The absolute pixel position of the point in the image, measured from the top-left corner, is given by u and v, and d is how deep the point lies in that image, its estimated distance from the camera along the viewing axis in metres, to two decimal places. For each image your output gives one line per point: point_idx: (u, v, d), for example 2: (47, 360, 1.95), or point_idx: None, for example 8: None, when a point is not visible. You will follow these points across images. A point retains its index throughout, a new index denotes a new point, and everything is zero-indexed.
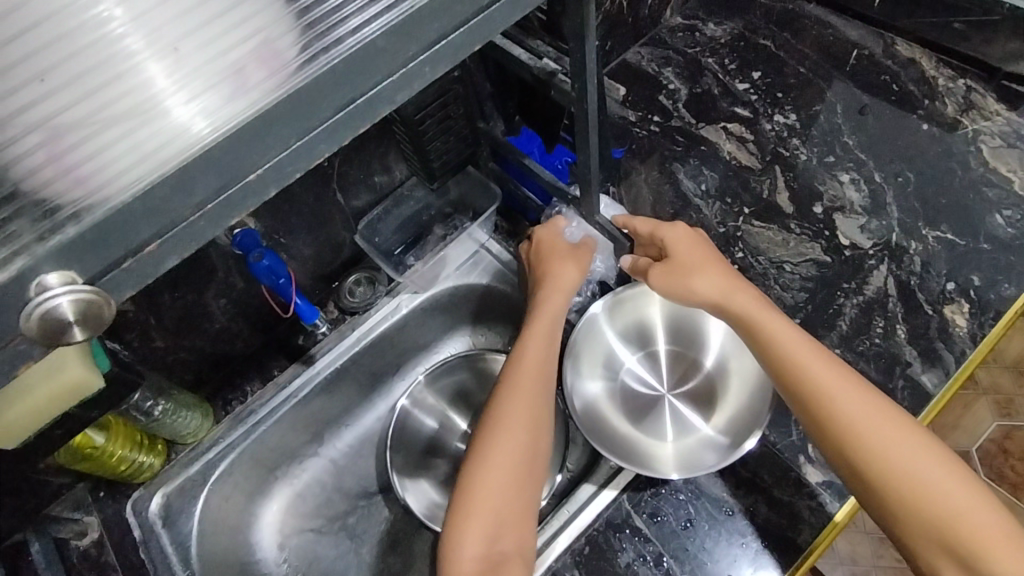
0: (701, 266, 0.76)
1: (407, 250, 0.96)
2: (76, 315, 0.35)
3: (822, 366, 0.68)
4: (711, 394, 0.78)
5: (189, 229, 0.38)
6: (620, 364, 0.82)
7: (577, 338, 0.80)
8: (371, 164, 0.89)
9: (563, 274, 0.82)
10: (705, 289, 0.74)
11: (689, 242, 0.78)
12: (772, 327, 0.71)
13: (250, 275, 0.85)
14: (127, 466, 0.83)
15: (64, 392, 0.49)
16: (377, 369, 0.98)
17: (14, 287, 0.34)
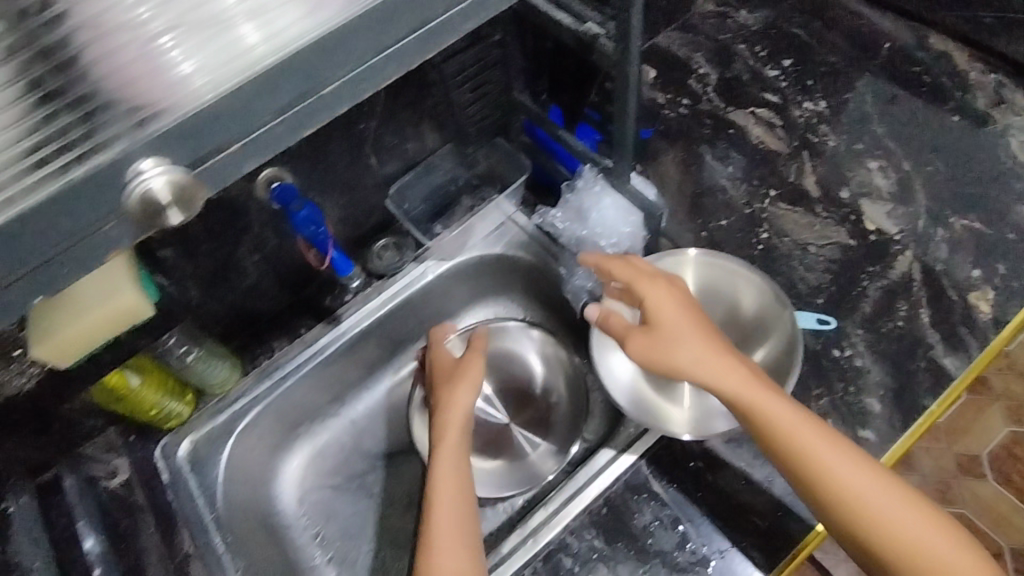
0: (685, 335, 0.69)
1: (436, 219, 0.97)
2: (172, 196, 0.39)
3: (821, 444, 0.64)
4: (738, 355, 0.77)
5: (268, 133, 0.42)
6: None
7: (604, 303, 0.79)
8: (404, 132, 0.88)
9: (455, 397, 0.81)
10: (691, 365, 0.68)
11: (675, 304, 0.71)
12: (768, 407, 0.66)
13: (284, 231, 0.87)
14: (158, 411, 0.85)
15: (110, 309, 0.51)
16: (400, 334, 1.00)
17: (117, 170, 0.37)
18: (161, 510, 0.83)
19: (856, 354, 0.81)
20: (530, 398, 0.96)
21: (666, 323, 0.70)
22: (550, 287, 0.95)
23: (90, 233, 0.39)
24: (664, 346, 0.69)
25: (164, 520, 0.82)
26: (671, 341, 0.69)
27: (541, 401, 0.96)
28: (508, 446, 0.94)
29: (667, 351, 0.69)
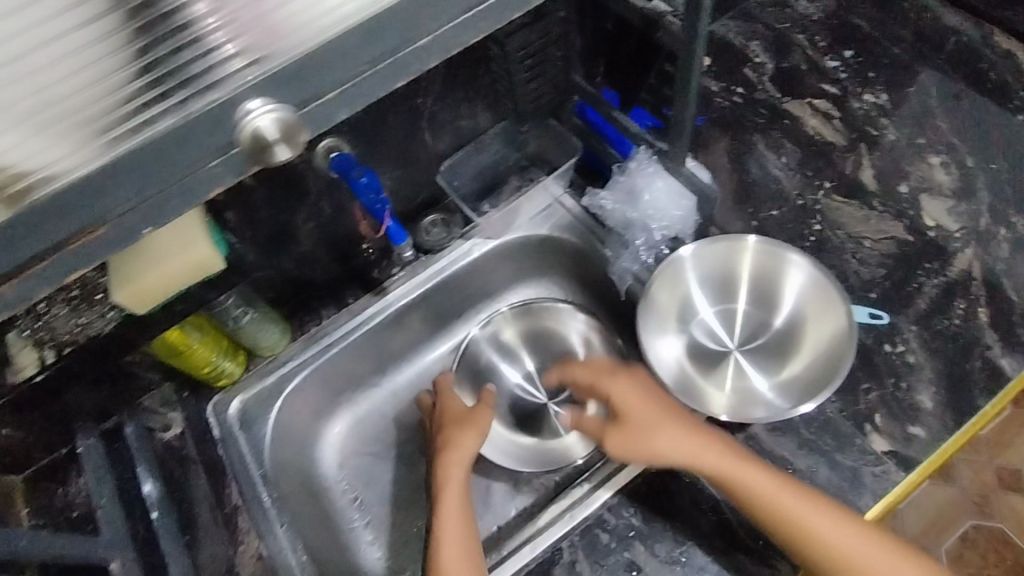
0: (659, 422, 0.69)
1: (483, 199, 0.99)
2: (281, 132, 0.40)
3: (808, 513, 0.64)
4: (789, 340, 0.76)
5: (361, 85, 0.43)
6: (698, 308, 0.79)
7: (658, 283, 0.77)
8: (459, 109, 0.89)
9: (463, 441, 0.80)
10: (669, 450, 0.68)
11: (646, 393, 0.72)
12: (748, 484, 0.66)
13: (338, 202, 0.89)
14: (211, 368, 0.88)
15: (186, 259, 0.54)
16: (443, 309, 1.01)
17: (227, 111, 0.39)
18: (212, 464, 0.86)
19: (908, 350, 0.79)
20: None
21: (640, 414, 0.71)
22: (594, 269, 0.95)
23: (198, 168, 0.40)
24: (640, 436, 0.70)
25: (215, 472, 0.86)
26: (646, 431, 0.70)
27: None
28: (544, 424, 0.95)
29: (644, 442, 0.69)
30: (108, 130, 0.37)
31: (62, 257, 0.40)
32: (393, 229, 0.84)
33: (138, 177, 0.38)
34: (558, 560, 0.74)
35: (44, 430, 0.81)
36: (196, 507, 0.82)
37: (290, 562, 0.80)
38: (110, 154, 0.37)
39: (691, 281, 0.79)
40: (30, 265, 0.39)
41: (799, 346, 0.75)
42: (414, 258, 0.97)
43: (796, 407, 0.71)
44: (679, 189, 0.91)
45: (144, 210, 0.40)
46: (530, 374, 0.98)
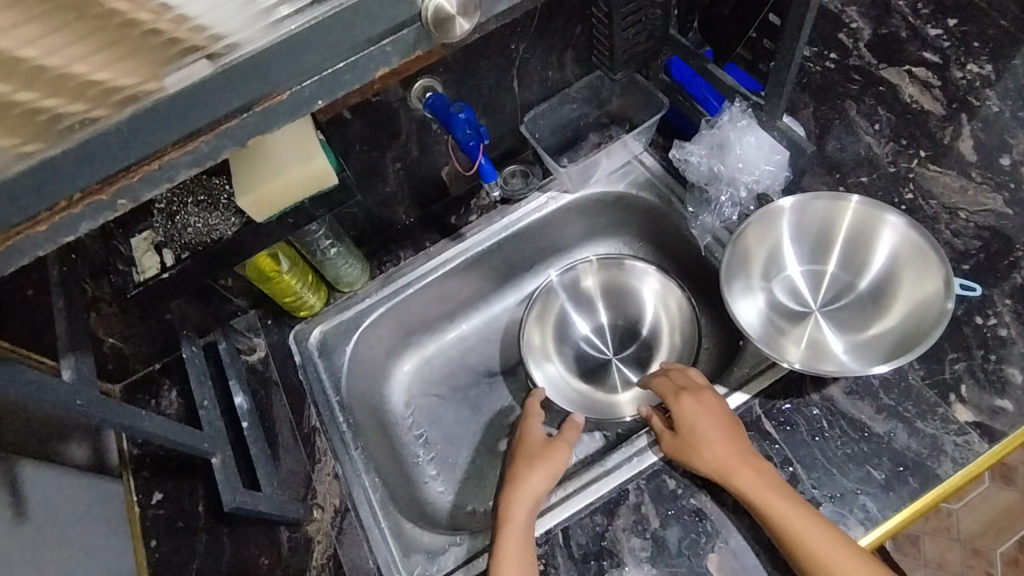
0: (711, 437, 0.72)
1: (563, 153, 0.99)
2: (458, 6, 0.33)
3: (834, 551, 0.64)
4: (878, 302, 0.75)
5: None
6: (786, 262, 0.79)
7: (749, 233, 0.77)
8: (550, 58, 0.89)
9: (533, 479, 0.75)
10: (711, 464, 0.71)
11: (708, 414, 0.73)
12: (783, 511, 0.66)
13: (426, 144, 0.90)
14: (296, 298, 0.91)
15: (304, 170, 0.56)
16: (513, 261, 1.02)
17: None
18: (291, 387, 0.91)
19: (1000, 324, 0.77)
20: (634, 335, 0.98)
21: (694, 430, 0.73)
22: (671, 229, 0.95)
23: (375, 43, 0.33)
24: (687, 448, 0.73)
25: (295, 396, 0.90)
26: (694, 443, 0.72)
27: (646, 340, 0.97)
28: (606, 377, 0.96)
29: (689, 452, 0.72)
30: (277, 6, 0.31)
31: (248, 119, 0.33)
32: (484, 167, 0.87)
33: (317, 49, 0.32)
34: (623, 502, 0.75)
35: (150, 343, 0.88)
36: (278, 425, 0.87)
37: (363, 483, 0.84)
38: (280, 32, 0.31)
39: (783, 233, 0.78)
40: (216, 124, 0.33)
41: (887, 307, 0.74)
42: (501, 199, 0.98)
43: (871, 366, 0.70)
44: (771, 143, 0.89)
45: (323, 80, 0.33)
46: (600, 327, 0.99)
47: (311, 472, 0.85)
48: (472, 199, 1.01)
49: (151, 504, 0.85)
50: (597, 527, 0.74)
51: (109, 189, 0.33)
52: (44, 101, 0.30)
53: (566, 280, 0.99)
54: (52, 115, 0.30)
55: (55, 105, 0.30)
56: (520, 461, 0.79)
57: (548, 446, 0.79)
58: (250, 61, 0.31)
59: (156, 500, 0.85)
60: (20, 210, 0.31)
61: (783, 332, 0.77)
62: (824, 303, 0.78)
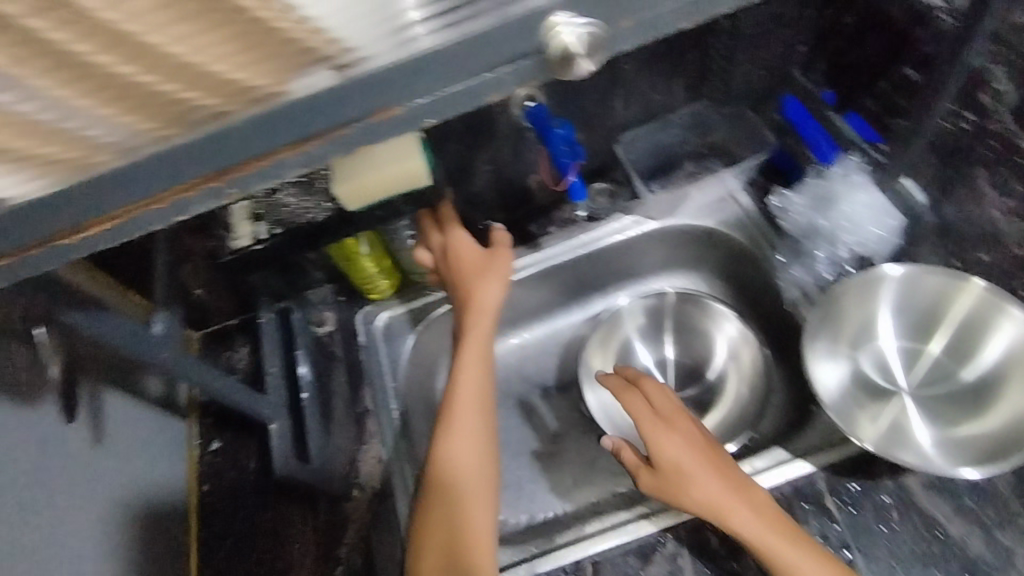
0: (698, 474, 0.67)
1: (653, 178, 0.97)
2: (586, 48, 0.32)
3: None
4: (978, 401, 0.68)
5: (665, 17, 0.33)
6: (882, 334, 0.74)
7: (847, 295, 0.73)
8: (658, 81, 0.86)
9: (487, 296, 0.82)
10: (705, 503, 0.66)
11: (691, 450, 0.69)
12: (773, 543, 0.63)
13: (519, 149, 0.89)
14: (372, 281, 0.94)
15: (400, 167, 0.57)
16: (586, 278, 1.00)
17: (532, 25, 0.31)
18: (352, 364, 0.93)
19: None
20: (698, 377, 0.94)
21: (680, 468, 0.69)
22: (755, 274, 0.91)
23: (493, 69, 0.32)
24: (675, 490, 0.68)
25: (354, 374, 0.92)
26: (682, 483, 0.67)
27: (710, 383, 0.93)
28: None
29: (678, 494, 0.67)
30: (411, 26, 0.32)
31: (360, 128, 0.33)
32: (575, 184, 0.89)
33: (438, 70, 0.32)
34: (659, 549, 0.73)
35: (232, 299, 0.93)
36: (335, 399, 0.90)
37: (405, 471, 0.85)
38: (406, 51, 0.31)
39: (883, 304, 0.73)
40: (329, 130, 0.33)
41: (987, 408, 0.67)
42: (586, 217, 0.97)
43: (957, 467, 0.63)
44: (885, 207, 0.81)
45: (439, 100, 0.33)
46: (665, 361, 0.96)
47: (359, 451, 0.87)
48: (555, 211, 0.99)
49: (208, 451, 0.90)
50: (630, 568, 0.72)
51: (222, 178, 0.33)
52: (184, 93, 0.30)
53: (637, 306, 0.96)
54: (186, 106, 0.31)
55: (193, 97, 0.31)
56: (465, 276, 0.84)
57: (494, 257, 0.84)
58: (376, 75, 0.31)
59: (214, 447, 0.90)
60: (144, 188, 0.32)
61: (863, 406, 0.72)
62: (914, 386, 0.72)
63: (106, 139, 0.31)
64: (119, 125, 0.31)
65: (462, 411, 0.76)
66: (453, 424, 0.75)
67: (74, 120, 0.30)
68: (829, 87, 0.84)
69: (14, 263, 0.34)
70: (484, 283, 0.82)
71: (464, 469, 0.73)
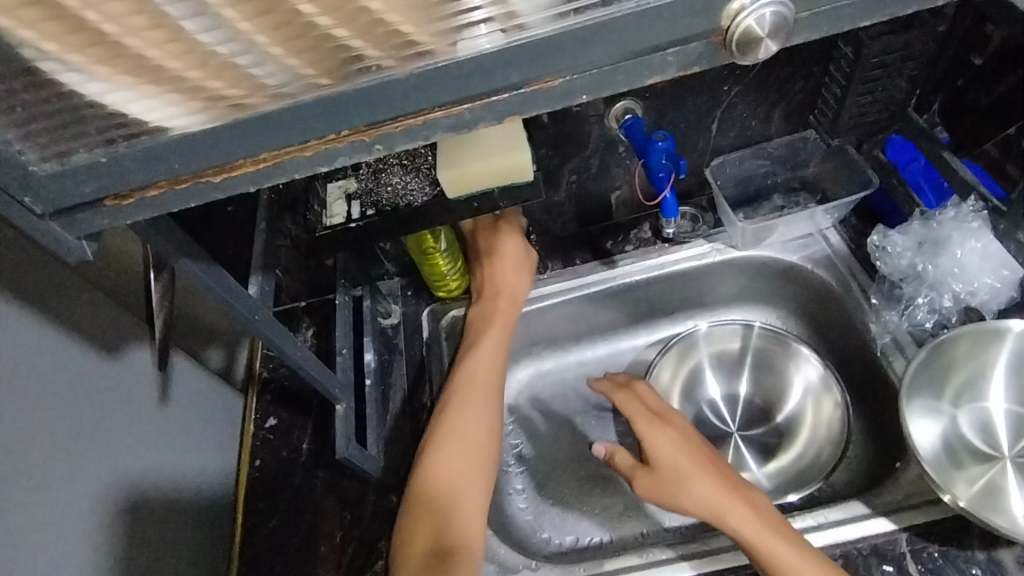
0: (693, 475, 0.68)
1: (740, 207, 0.92)
2: (769, 30, 0.31)
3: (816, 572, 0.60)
4: None
5: (842, 12, 0.32)
6: (984, 394, 0.69)
7: (956, 345, 0.68)
8: (759, 107, 0.84)
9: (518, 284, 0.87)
10: (701, 505, 0.66)
11: (681, 445, 0.71)
12: (764, 536, 0.62)
13: (607, 162, 0.88)
14: (440, 279, 0.92)
15: (505, 159, 0.57)
16: (657, 301, 0.97)
17: (710, 7, 0.31)
18: (413, 359, 0.93)
19: None
20: (767, 418, 0.90)
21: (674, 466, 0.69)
22: (840, 315, 0.86)
23: (658, 50, 0.32)
24: (669, 485, 0.69)
25: (414, 369, 0.92)
26: (679, 482, 0.68)
27: (779, 426, 0.89)
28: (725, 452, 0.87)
29: (673, 488, 0.68)
30: None
31: (516, 97, 0.33)
32: (668, 202, 0.87)
33: (608, 45, 0.31)
34: None
35: (305, 281, 0.94)
36: (393, 391, 0.89)
37: None
38: (570, 21, 0.31)
39: (996, 361, 0.69)
40: (484, 96, 0.32)
41: None
42: (666, 239, 0.94)
43: None
44: (1003, 256, 0.77)
45: (597, 75, 0.32)
46: (733, 396, 0.92)
47: (412, 446, 0.85)
48: (634, 228, 0.98)
49: (264, 427, 0.89)
50: None
51: (372, 133, 0.33)
52: (353, 41, 0.31)
53: (710, 335, 0.94)
54: (352, 55, 0.31)
55: (360, 47, 0.31)
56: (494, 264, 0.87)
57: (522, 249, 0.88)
58: (538, 42, 0.31)
59: (269, 424, 0.90)
60: (298, 133, 0.32)
61: (956, 465, 0.66)
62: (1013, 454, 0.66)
63: (268, 82, 0.32)
64: (283, 67, 0.31)
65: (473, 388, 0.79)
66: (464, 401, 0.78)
67: (249, 56, 0.31)
68: (946, 131, 0.81)
69: (163, 194, 0.35)
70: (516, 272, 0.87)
71: (454, 476, 0.73)
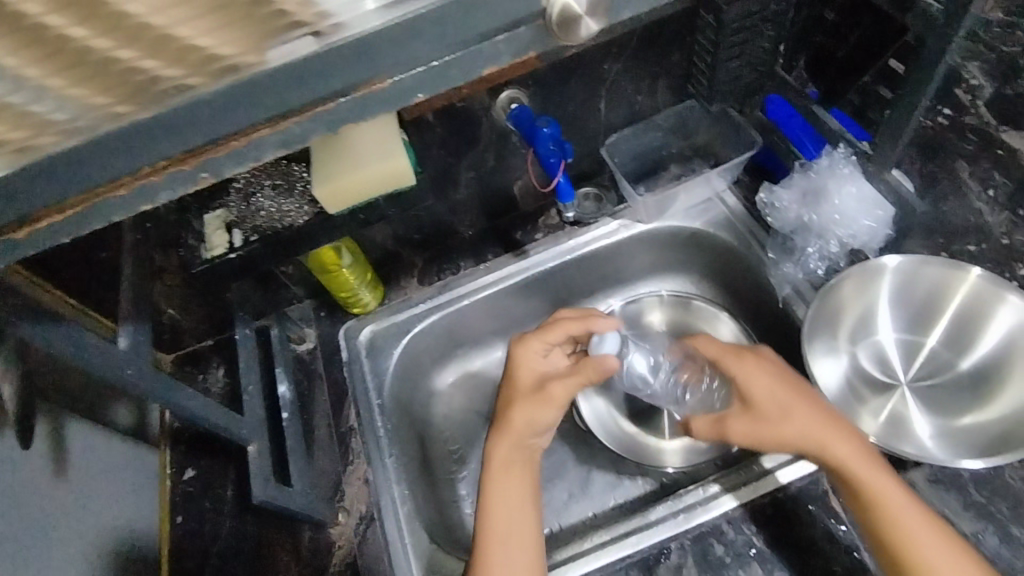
0: (792, 407, 0.65)
1: (640, 181, 0.92)
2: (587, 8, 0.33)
3: (914, 518, 0.58)
4: (971, 393, 0.68)
5: None
6: (874, 330, 0.74)
7: (844, 288, 0.72)
8: (641, 83, 0.85)
9: (534, 359, 0.75)
10: (799, 437, 0.63)
11: (777, 379, 0.67)
12: (863, 474, 0.60)
13: (503, 154, 0.87)
14: (350, 294, 0.88)
15: (383, 165, 0.56)
16: (575, 286, 0.97)
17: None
18: (335, 382, 0.89)
19: None
20: None
21: (774, 403, 0.66)
22: (744, 273, 0.90)
23: (488, 39, 0.33)
24: (766, 424, 0.66)
25: (336, 392, 0.88)
26: (777, 419, 0.65)
27: None
28: (656, 422, 0.91)
29: (771, 427, 0.65)
30: None
31: (345, 104, 0.33)
32: (563, 186, 0.86)
33: (432, 40, 0.32)
34: (663, 561, 0.69)
35: (206, 319, 0.87)
36: (317, 418, 0.86)
37: (392, 494, 0.80)
38: (392, 13, 0.31)
39: (882, 295, 0.73)
40: (312, 105, 0.33)
41: (984, 398, 0.66)
42: (573, 221, 0.94)
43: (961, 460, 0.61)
44: (876, 198, 0.82)
45: (429, 71, 0.33)
46: None
47: (343, 472, 0.82)
48: (541, 216, 0.98)
49: (182, 480, 0.84)
50: None
51: (193, 160, 0.33)
52: (142, 61, 0.30)
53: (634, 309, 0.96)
54: (145, 76, 0.31)
55: (153, 67, 0.31)
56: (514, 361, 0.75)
57: (542, 336, 0.75)
58: (362, 38, 0.31)
59: (189, 475, 0.84)
60: (104, 166, 0.32)
61: (861, 404, 0.70)
62: (908, 382, 0.71)
63: (54, 117, 0.31)
64: (68, 99, 0.30)
65: (500, 479, 0.69)
66: (494, 493, 0.69)
67: (25, 93, 0.29)
68: (814, 85, 0.84)
69: None
70: (528, 353, 0.75)
71: None
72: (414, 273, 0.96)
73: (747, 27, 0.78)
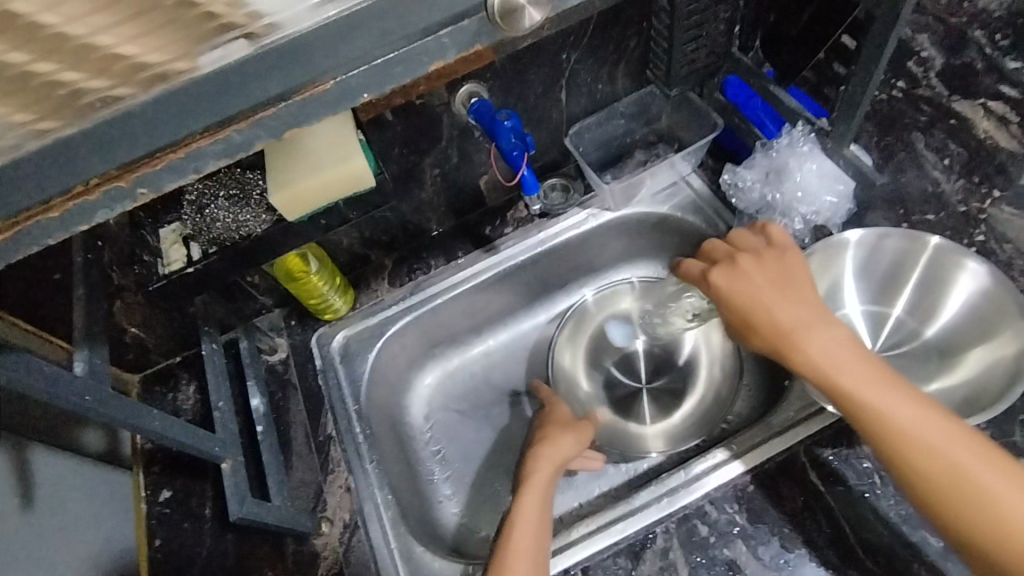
0: (758, 310, 0.61)
1: (606, 169, 0.93)
2: None
3: (893, 406, 0.53)
4: (936, 359, 0.69)
5: None
6: (841, 303, 0.74)
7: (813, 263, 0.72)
8: (600, 72, 0.85)
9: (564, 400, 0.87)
10: (767, 341, 0.60)
11: (744, 282, 0.63)
12: (833, 370, 0.56)
13: (466, 150, 0.86)
14: (319, 300, 0.87)
15: (338, 168, 0.55)
16: (549, 278, 0.97)
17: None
18: (309, 391, 0.87)
19: None
20: (669, 366, 0.94)
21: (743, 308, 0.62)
22: None
23: (434, 33, 0.32)
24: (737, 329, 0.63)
25: (311, 401, 0.86)
26: (745, 323, 0.62)
27: (680, 370, 0.94)
28: (635, 407, 0.93)
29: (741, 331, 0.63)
30: None
31: (287, 108, 0.32)
32: (528, 179, 0.85)
33: (372, 35, 0.31)
34: (649, 546, 0.69)
35: (172, 335, 0.85)
36: (293, 429, 0.84)
37: (374, 499, 0.79)
38: (330, 10, 0.30)
39: (847, 268, 0.74)
40: (252, 111, 0.32)
41: (949, 363, 0.68)
42: (541, 214, 0.94)
43: None
44: (836, 172, 0.82)
45: (373, 69, 0.33)
46: (633, 353, 0.96)
47: (321, 481, 0.81)
48: (509, 210, 0.97)
49: (157, 501, 0.79)
50: (620, 570, 0.68)
51: (129, 176, 0.32)
52: (64, 74, 0.30)
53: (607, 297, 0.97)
54: (69, 89, 0.30)
55: (76, 79, 0.30)
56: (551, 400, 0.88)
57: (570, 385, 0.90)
58: (299, 37, 0.30)
59: (165, 496, 0.79)
60: (36, 186, 0.31)
61: None
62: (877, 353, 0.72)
63: None
64: None
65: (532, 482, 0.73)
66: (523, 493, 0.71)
67: None
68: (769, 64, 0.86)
69: None
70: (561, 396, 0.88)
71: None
72: (384, 275, 0.95)
73: (698, 11, 0.78)
